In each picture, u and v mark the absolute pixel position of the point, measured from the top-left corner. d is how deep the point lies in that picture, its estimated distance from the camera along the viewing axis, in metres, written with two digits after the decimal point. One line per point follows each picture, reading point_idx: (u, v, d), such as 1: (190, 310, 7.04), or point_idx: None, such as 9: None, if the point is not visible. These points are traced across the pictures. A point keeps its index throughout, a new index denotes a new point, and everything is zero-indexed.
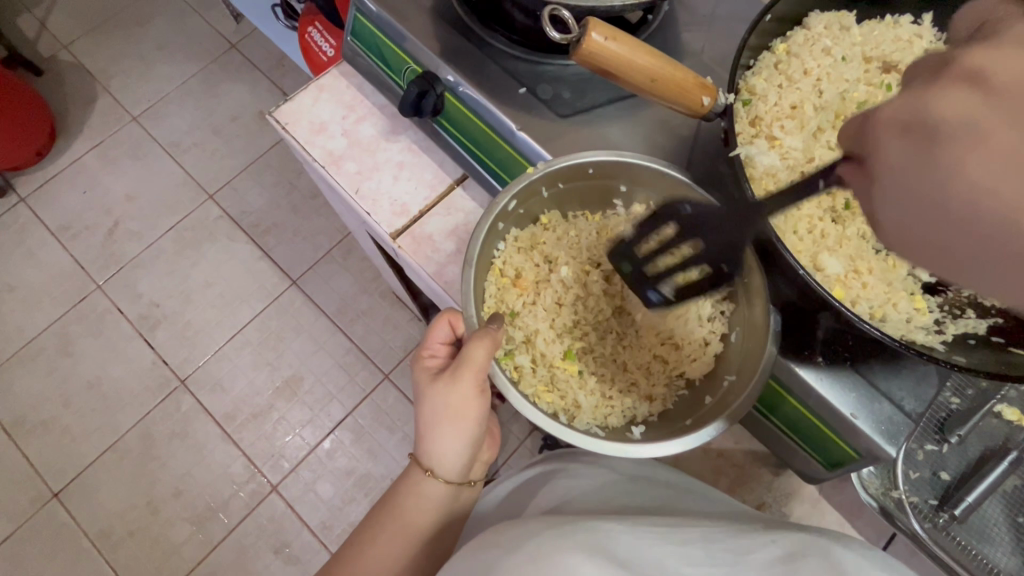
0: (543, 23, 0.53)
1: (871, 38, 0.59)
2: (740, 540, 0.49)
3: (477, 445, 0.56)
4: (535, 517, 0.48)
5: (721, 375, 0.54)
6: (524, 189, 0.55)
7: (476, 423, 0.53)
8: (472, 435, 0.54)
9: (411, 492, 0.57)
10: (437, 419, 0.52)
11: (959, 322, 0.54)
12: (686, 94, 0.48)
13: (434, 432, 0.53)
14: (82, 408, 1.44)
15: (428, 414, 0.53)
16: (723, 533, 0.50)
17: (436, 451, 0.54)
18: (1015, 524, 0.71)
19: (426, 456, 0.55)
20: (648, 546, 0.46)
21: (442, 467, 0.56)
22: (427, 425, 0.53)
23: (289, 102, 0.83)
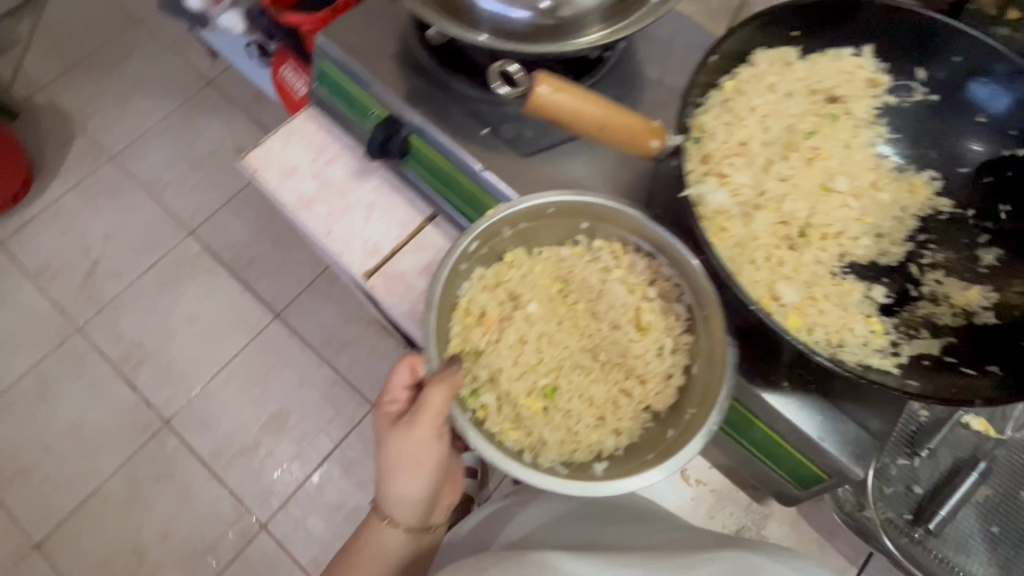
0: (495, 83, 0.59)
1: (815, 72, 0.63)
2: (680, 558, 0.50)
3: (435, 490, 0.57)
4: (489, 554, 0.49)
5: (684, 408, 0.55)
6: (485, 230, 0.57)
7: (435, 465, 0.54)
8: (429, 481, 0.55)
9: (372, 539, 0.58)
10: (396, 465, 0.54)
11: (915, 343, 0.56)
12: (635, 138, 0.50)
13: (393, 478, 0.54)
14: (63, 454, 1.41)
15: (387, 462, 0.54)
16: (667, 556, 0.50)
17: (395, 498, 0.56)
18: (989, 535, 0.71)
19: (385, 503, 0.57)
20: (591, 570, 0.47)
21: (401, 512, 0.57)
22: (386, 472, 0.54)
23: (259, 147, 0.84)
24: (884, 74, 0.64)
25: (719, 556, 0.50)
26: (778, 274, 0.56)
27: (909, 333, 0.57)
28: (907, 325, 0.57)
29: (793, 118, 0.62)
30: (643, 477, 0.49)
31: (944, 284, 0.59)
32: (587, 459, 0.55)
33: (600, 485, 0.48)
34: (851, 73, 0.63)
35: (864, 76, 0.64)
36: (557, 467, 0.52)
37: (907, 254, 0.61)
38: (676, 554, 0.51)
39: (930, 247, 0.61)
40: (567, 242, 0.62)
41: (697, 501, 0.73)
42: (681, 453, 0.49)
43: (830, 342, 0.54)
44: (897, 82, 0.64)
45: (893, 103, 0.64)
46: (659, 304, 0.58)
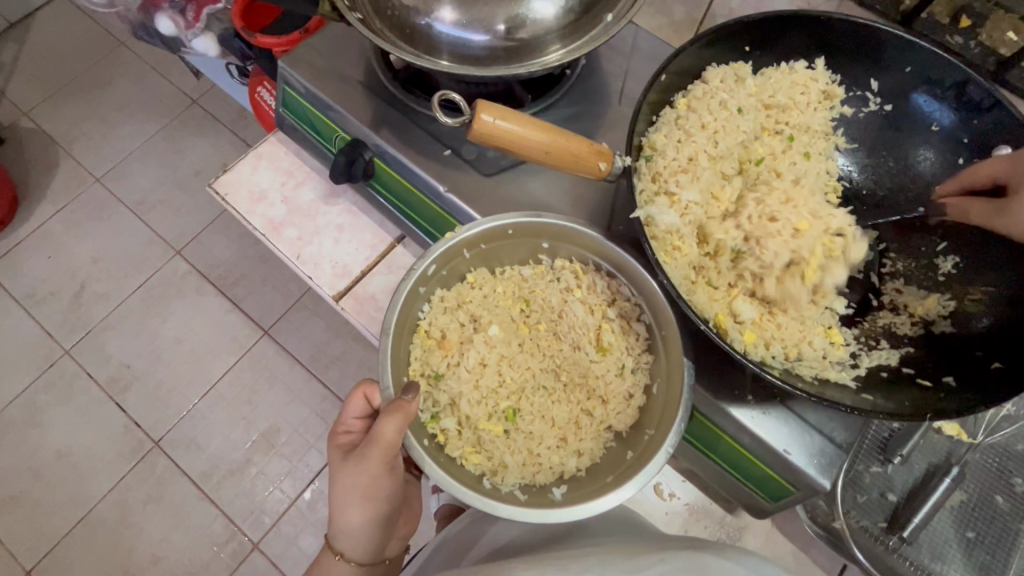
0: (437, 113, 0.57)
1: (767, 87, 0.63)
2: (633, 561, 0.48)
3: (387, 524, 0.57)
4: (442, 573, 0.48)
5: (643, 428, 0.55)
6: (444, 252, 0.57)
7: (388, 499, 0.54)
8: (380, 515, 0.55)
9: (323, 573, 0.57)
10: (344, 500, 0.53)
11: (874, 354, 0.57)
12: (584, 162, 0.50)
13: (345, 510, 0.54)
14: (53, 479, 1.40)
15: (336, 495, 0.53)
16: (622, 559, 0.49)
17: (345, 531, 0.55)
18: (966, 540, 0.71)
19: (336, 537, 0.56)
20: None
21: (352, 546, 0.56)
22: (336, 505, 0.54)
23: (228, 172, 0.84)
24: (837, 86, 0.64)
25: (676, 556, 0.48)
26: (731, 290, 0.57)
27: (869, 344, 0.58)
28: (867, 335, 0.58)
29: (744, 134, 0.61)
30: (601, 500, 0.48)
31: (903, 294, 0.60)
32: (548, 482, 0.55)
33: (560, 510, 0.48)
34: (805, 85, 0.64)
35: (819, 88, 0.64)
36: (516, 491, 0.52)
37: (866, 264, 0.62)
38: (632, 556, 0.49)
39: (890, 256, 0.62)
40: (529, 262, 0.62)
41: (672, 515, 0.73)
42: (639, 474, 0.49)
43: (784, 356, 0.54)
44: (851, 93, 0.65)
45: (848, 114, 0.65)
46: (619, 324, 0.58)
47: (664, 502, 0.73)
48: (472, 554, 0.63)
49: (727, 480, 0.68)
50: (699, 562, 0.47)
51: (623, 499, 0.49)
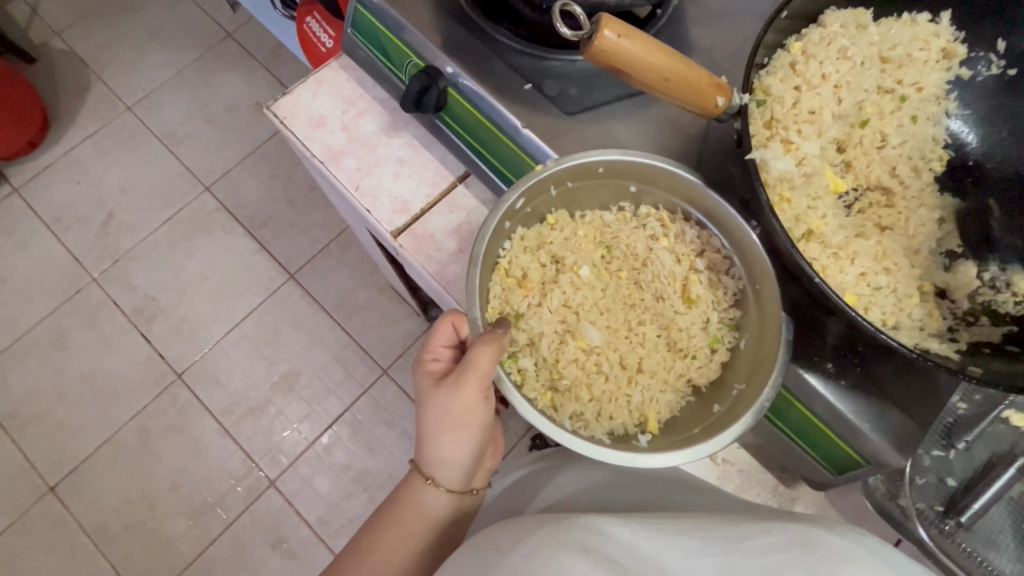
0: (554, 18, 0.52)
1: (888, 37, 0.59)
2: (734, 528, 0.47)
3: (478, 452, 0.56)
4: (536, 519, 0.49)
5: (730, 384, 0.54)
6: (532, 187, 0.54)
7: (478, 430, 0.54)
8: (472, 442, 0.54)
9: (415, 498, 0.57)
10: (439, 424, 0.53)
11: (973, 330, 0.53)
12: (702, 95, 0.50)
13: (436, 438, 0.54)
14: (77, 402, 1.42)
15: (428, 421, 0.53)
16: (722, 525, 0.48)
17: (438, 457, 0.55)
18: (1021, 532, 0.69)
19: (428, 463, 0.56)
20: (646, 541, 0.45)
21: (443, 472, 0.56)
22: (428, 430, 0.54)
23: (287, 95, 0.81)
24: (959, 44, 0.60)
25: (779, 529, 0.46)
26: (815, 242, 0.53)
27: (966, 321, 0.54)
28: (967, 312, 0.55)
29: (864, 94, 0.58)
30: (690, 450, 0.48)
31: (1006, 272, 0.57)
32: (625, 431, 0.54)
33: (646, 457, 0.47)
34: (925, 40, 0.59)
35: (939, 46, 0.59)
36: (598, 438, 0.51)
37: (966, 238, 0.58)
38: (731, 522, 0.48)
39: (994, 232, 0.58)
40: (611, 207, 0.60)
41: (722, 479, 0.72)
42: (731, 427, 0.48)
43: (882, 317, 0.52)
44: (973, 54, 0.60)
45: (966, 76, 0.60)
46: (708, 277, 0.57)
47: (717, 467, 0.72)
48: (537, 499, 0.63)
49: (784, 446, 0.67)
50: (807, 537, 0.45)
51: (713, 450, 0.48)
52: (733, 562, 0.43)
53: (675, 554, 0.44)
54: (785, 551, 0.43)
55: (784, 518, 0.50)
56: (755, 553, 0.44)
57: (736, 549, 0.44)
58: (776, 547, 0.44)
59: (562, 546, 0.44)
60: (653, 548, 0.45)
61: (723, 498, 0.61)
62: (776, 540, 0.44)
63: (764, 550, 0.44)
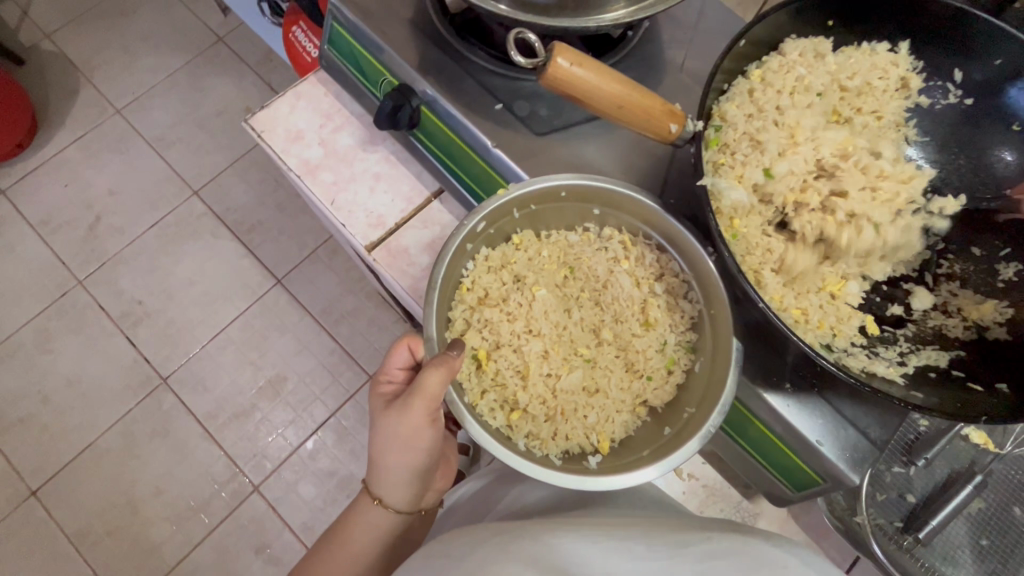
0: (509, 45, 0.53)
1: (847, 66, 0.60)
2: (674, 536, 0.48)
3: (428, 472, 0.57)
4: (488, 525, 0.50)
5: (683, 406, 0.55)
6: (494, 210, 0.55)
7: (429, 451, 0.55)
8: (422, 463, 0.55)
9: (364, 518, 0.59)
10: (390, 445, 0.54)
11: (922, 355, 0.55)
12: (655, 121, 0.51)
13: (387, 457, 0.55)
14: (60, 406, 1.42)
15: (381, 441, 0.54)
16: (669, 533, 0.49)
17: (387, 477, 0.56)
18: (978, 547, 0.71)
19: (376, 483, 0.57)
20: (592, 547, 0.45)
21: (394, 491, 0.57)
22: (380, 450, 0.55)
23: (265, 109, 0.81)
24: (917, 74, 0.61)
25: (722, 539, 0.47)
26: (768, 260, 0.55)
27: (916, 346, 0.56)
28: (915, 336, 0.56)
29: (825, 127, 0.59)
30: (639, 472, 0.50)
31: (959, 296, 0.58)
32: (582, 450, 0.55)
33: (596, 479, 0.49)
34: (885, 69, 0.60)
35: (898, 75, 0.60)
36: (553, 458, 0.53)
37: (921, 264, 0.60)
38: (679, 532, 0.49)
39: (948, 257, 0.60)
40: (575, 228, 0.61)
41: (689, 494, 0.74)
42: (677, 450, 0.50)
43: (821, 333, 0.54)
44: (930, 82, 0.61)
45: (925, 104, 0.62)
46: (666, 300, 0.58)
47: (683, 481, 0.74)
48: (498, 509, 0.63)
49: (748, 462, 0.67)
50: (750, 546, 0.46)
51: (661, 473, 0.50)
52: (677, 565, 0.44)
53: (620, 558, 0.45)
54: (726, 557, 0.44)
55: (733, 529, 0.51)
56: (697, 560, 0.45)
57: (680, 557, 0.45)
58: (716, 556, 0.45)
59: (510, 554, 0.44)
60: (599, 553, 0.45)
61: (680, 509, 0.62)
62: (719, 548, 0.46)
63: (706, 557, 0.45)
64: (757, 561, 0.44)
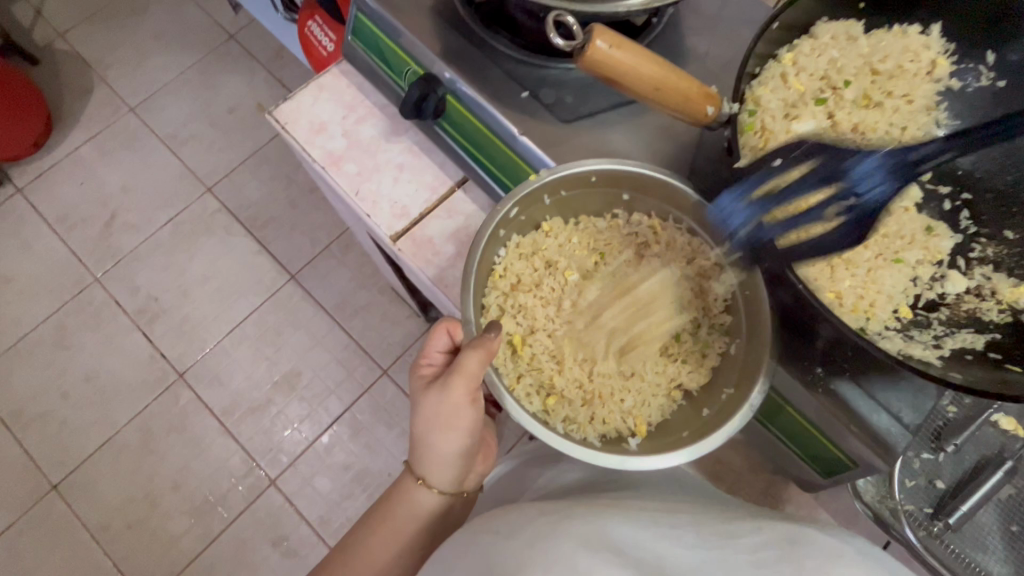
0: (548, 27, 0.54)
1: (879, 49, 0.60)
2: (724, 527, 0.48)
3: (469, 454, 0.58)
4: (533, 506, 0.50)
5: (719, 388, 0.55)
6: (526, 195, 0.55)
7: (469, 433, 0.55)
8: (463, 444, 0.56)
9: (407, 498, 0.59)
10: (431, 426, 0.54)
11: (957, 337, 0.55)
12: (692, 103, 0.51)
13: (428, 438, 0.55)
14: (79, 401, 1.43)
15: (422, 422, 0.55)
16: (715, 522, 0.49)
17: (429, 458, 0.56)
18: (1009, 534, 0.71)
19: (418, 463, 0.58)
20: (642, 534, 0.45)
21: (435, 473, 0.57)
22: (421, 431, 0.55)
23: (289, 101, 0.82)
24: (948, 57, 0.60)
25: (770, 530, 0.47)
26: None
27: (952, 329, 0.55)
28: (950, 319, 0.56)
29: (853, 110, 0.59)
30: (678, 454, 0.50)
31: (992, 279, 0.58)
32: (618, 434, 0.56)
33: (637, 460, 0.49)
34: (916, 52, 0.60)
35: (929, 57, 0.60)
36: (590, 441, 0.53)
37: (953, 247, 0.59)
38: (726, 522, 0.49)
39: (980, 240, 0.59)
40: (605, 213, 0.61)
41: (717, 479, 0.73)
42: (717, 431, 0.50)
43: (856, 315, 0.54)
44: (961, 65, 0.60)
45: (956, 87, 0.61)
46: (699, 283, 0.58)
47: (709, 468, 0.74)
48: (529, 491, 0.64)
49: (777, 448, 0.67)
50: (799, 536, 0.46)
51: (701, 453, 0.50)
52: (729, 554, 0.43)
53: (669, 545, 0.44)
54: (776, 546, 0.44)
55: (774, 516, 0.51)
56: (748, 549, 0.44)
57: (732, 544, 0.45)
58: (766, 547, 0.44)
59: (561, 537, 0.43)
60: (649, 540, 0.45)
61: (711, 495, 0.62)
62: (769, 538, 0.45)
63: (757, 548, 0.44)
64: (810, 548, 0.43)
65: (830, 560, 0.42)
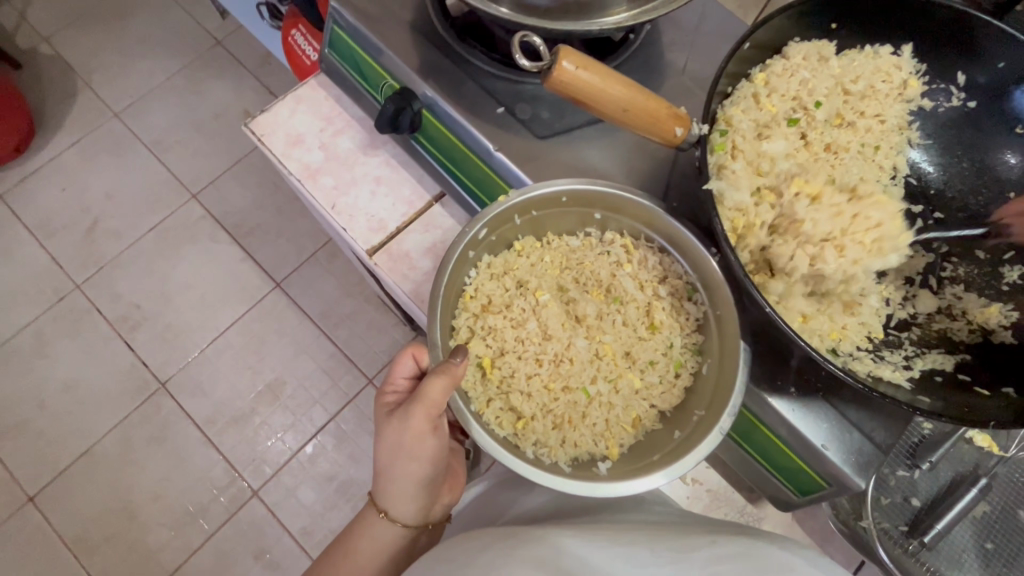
0: (513, 49, 0.53)
1: (850, 69, 0.61)
2: (681, 542, 0.48)
3: (434, 482, 0.57)
4: (489, 530, 0.50)
5: (691, 409, 0.55)
6: (496, 217, 0.55)
7: (435, 459, 0.54)
8: (428, 472, 0.55)
9: (370, 530, 0.58)
10: (395, 454, 0.54)
11: (927, 358, 0.54)
12: (660, 124, 0.51)
13: (392, 466, 0.54)
14: (58, 411, 1.41)
15: (386, 450, 0.54)
16: (675, 538, 0.49)
17: (394, 487, 0.56)
18: (982, 550, 0.71)
19: (384, 492, 0.57)
20: (596, 550, 0.45)
21: (402, 501, 0.57)
22: (385, 459, 0.55)
23: (265, 113, 0.81)
24: (920, 77, 0.61)
25: (728, 543, 0.47)
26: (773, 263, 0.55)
27: (921, 349, 0.55)
28: (921, 339, 0.56)
29: (825, 131, 0.60)
30: (649, 478, 0.49)
31: (963, 299, 0.58)
32: (590, 456, 0.55)
33: (608, 486, 0.49)
34: (887, 72, 0.60)
35: (900, 78, 0.61)
36: (561, 464, 0.53)
37: (926, 266, 0.59)
38: (686, 537, 0.49)
39: (952, 260, 0.59)
40: (577, 232, 0.61)
41: (693, 498, 0.74)
42: (686, 455, 0.50)
43: (827, 339, 0.54)
44: (932, 86, 0.61)
45: (928, 107, 0.62)
46: (670, 303, 0.58)
47: (686, 486, 0.74)
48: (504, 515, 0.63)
49: (753, 466, 0.67)
50: (756, 550, 0.46)
51: (671, 477, 0.50)
52: (683, 568, 0.43)
53: (624, 561, 0.44)
54: (732, 559, 0.44)
55: (740, 532, 0.51)
56: (703, 562, 0.44)
57: (685, 558, 0.45)
58: (720, 559, 0.44)
59: (514, 558, 0.43)
60: (603, 556, 0.45)
61: (684, 515, 0.61)
62: (723, 551, 0.45)
63: (712, 560, 0.44)
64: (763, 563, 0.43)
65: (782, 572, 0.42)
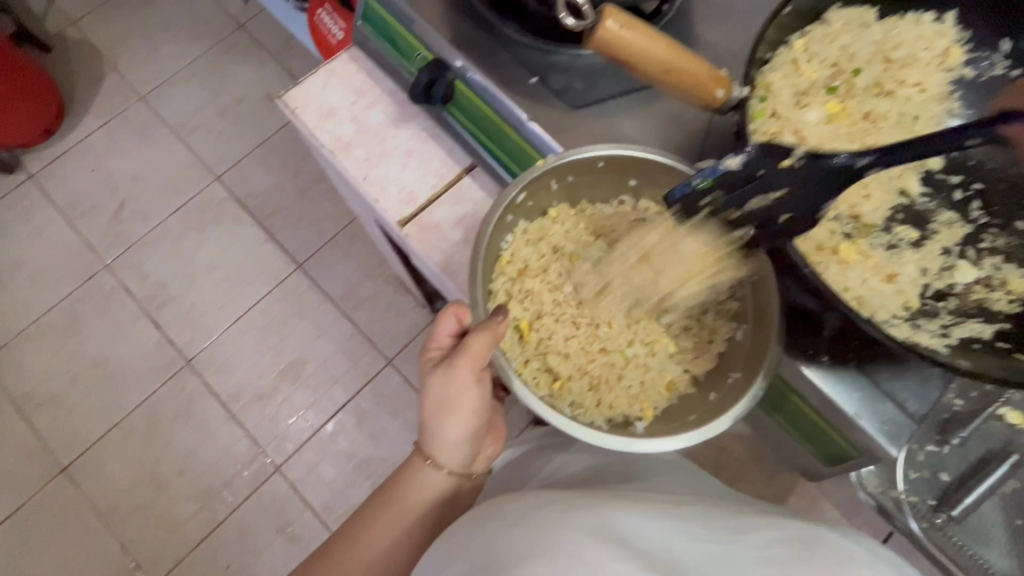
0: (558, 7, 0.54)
1: (892, 36, 0.60)
2: (735, 522, 0.49)
3: (473, 436, 0.59)
4: (544, 492, 0.50)
5: (726, 371, 0.56)
6: (534, 181, 0.56)
7: (476, 413, 0.56)
8: (469, 425, 0.57)
9: (413, 478, 0.60)
10: (439, 405, 0.55)
11: (964, 326, 0.54)
12: (701, 86, 0.51)
13: (436, 417, 0.56)
14: (88, 385, 1.45)
15: (430, 402, 0.56)
16: (729, 518, 0.49)
17: (436, 438, 0.57)
18: (1013, 527, 0.71)
19: (427, 442, 0.59)
20: (651, 523, 0.46)
21: (444, 453, 0.58)
22: (429, 410, 0.56)
23: (299, 85, 0.82)
24: (964, 44, 0.60)
25: (782, 527, 0.48)
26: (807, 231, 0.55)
27: (959, 317, 0.55)
28: (959, 308, 0.55)
29: (865, 97, 0.59)
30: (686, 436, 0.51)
31: (1003, 270, 0.57)
32: (625, 418, 0.57)
33: (643, 442, 0.50)
34: (930, 40, 0.60)
35: (942, 45, 0.60)
36: (597, 423, 0.54)
37: (965, 237, 0.58)
38: (739, 517, 0.50)
39: (991, 231, 0.58)
40: (611, 200, 0.62)
41: None
42: (722, 415, 0.51)
43: (861, 305, 0.54)
44: (976, 53, 0.60)
45: (970, 76, 0.60)
46: None
47: None
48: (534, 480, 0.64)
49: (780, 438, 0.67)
50: (812, 535, 0.46)
51: (707, 436, 0.51)
52: (737, 549, 0.44)
53: (678, 536, 0.45)
54: (787, 544, 0.45)
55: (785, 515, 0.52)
56: (757, 545, 0.45)
57: (739, 539, 0.45)
58: (775, 544, 0.45)
59: (571, 521, 0.44)
60: (658, 529, 0.45)
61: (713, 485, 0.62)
62: (778, 536, 0.46)
63: (765, 544, 0.45)
64: (818, 549, 0.44)
65: (837, 559, 0.43)
